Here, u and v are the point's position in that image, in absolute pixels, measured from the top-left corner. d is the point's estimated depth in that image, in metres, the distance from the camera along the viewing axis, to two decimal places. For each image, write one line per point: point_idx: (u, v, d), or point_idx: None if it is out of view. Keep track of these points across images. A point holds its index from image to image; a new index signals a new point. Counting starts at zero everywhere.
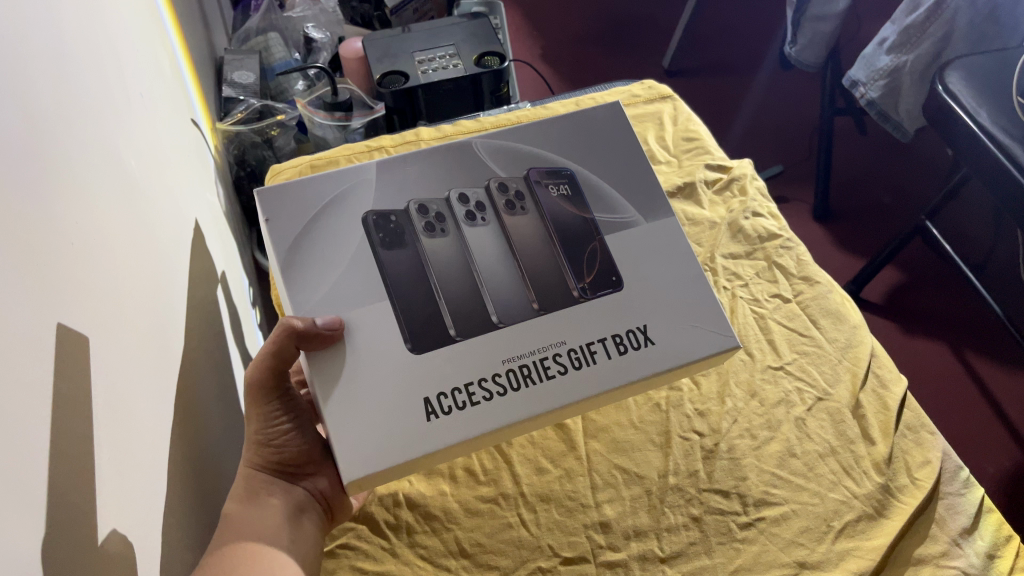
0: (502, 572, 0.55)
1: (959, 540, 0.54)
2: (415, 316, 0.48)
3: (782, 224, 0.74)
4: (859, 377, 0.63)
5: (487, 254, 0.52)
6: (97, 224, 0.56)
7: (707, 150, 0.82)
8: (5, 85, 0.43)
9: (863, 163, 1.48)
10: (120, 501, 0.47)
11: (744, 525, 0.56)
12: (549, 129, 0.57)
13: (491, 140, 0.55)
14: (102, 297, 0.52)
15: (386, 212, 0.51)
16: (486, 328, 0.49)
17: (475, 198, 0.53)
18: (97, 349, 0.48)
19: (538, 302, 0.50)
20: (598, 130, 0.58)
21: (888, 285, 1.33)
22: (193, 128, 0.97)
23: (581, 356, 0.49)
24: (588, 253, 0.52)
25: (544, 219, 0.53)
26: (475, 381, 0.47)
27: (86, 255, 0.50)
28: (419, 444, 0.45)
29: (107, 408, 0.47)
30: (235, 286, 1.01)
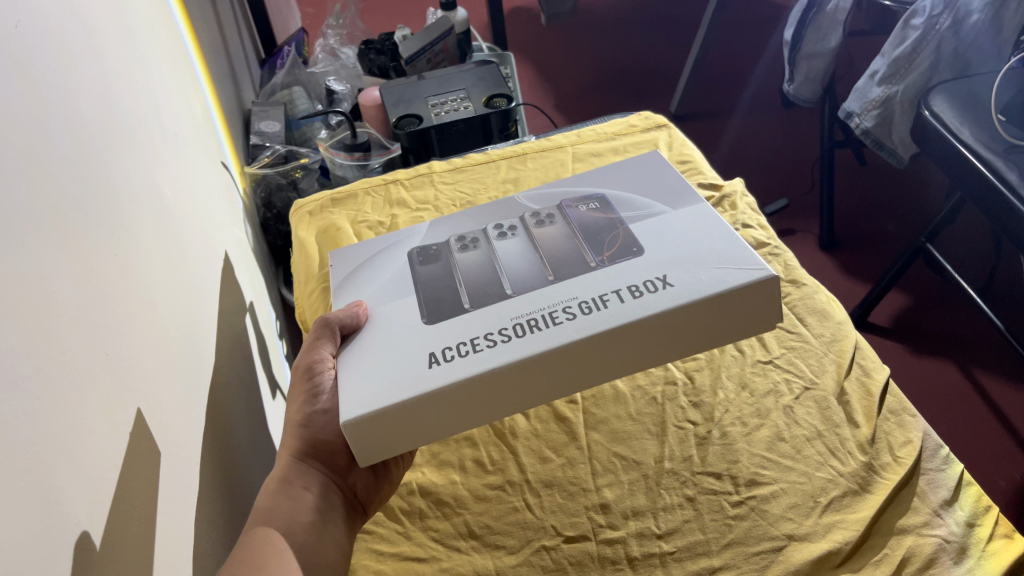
0: (508, 551, 0.58)
1: (940, 511, 0.57)
2: (433, 300, 0.55)
3: (771, 234, 0.79)
4: (843, 366, 0.66)
5: (511, 253, 0.59)
6: (129, 243, 0.62)
7: (699, 171, 0.89)
8: (36, 112, 0.50)
9: (865, 194, 1.53)
10: (128, 480, 0.51)
11: (735, 503, 0.59)
12: (583, 180, 0.67)
13: (530, 195, 0.67)
14: (123, 303, 0.57)
15: (429, 246, 0.63)
16: (501, 297, 0.53)
17: (509, 226, 0.63)
18: (109, 344, 0.53)
19: (553, 275, 0.54)
20: (629, 168, 0.68)
21: (895, 309, 1.36)
22: (223, 170, 1.04)
23: (592, 304, 0.50)
24: (609, 237, 0.57)
25: (570, 225, 0.61)
26: (481, 335, 0.50)
27: (105, 264, 0.55)
28: (419, 382, 0.47)
29: (115, 399, 0.52)
30: (263, 317, 1.07)
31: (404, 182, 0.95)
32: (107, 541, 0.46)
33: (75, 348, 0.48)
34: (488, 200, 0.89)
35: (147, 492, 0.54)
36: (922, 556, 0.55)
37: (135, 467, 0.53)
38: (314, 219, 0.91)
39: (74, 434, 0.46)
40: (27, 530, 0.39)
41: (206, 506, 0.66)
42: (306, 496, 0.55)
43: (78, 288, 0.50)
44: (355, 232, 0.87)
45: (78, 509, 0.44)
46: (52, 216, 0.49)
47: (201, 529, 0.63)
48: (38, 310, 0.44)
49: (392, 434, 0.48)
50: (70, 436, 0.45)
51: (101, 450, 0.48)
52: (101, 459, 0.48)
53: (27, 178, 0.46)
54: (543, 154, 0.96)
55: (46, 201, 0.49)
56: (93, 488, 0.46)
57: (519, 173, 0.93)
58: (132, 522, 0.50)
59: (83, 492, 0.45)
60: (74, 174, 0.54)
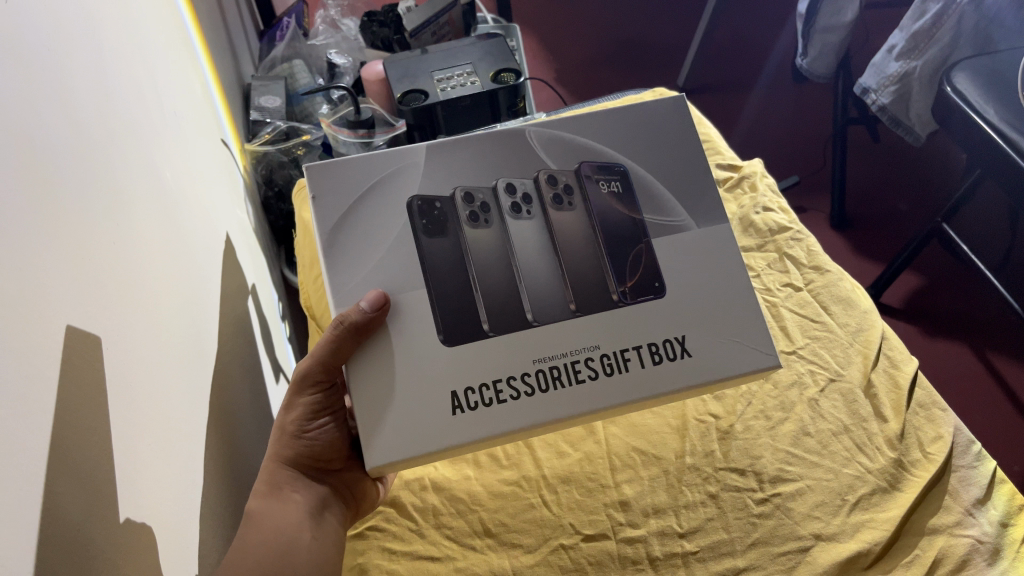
0: (525, 550, 0.56)
1: (973, 510, 0.56)
2: (448, 306, 0.51)
3: (793, 218, 0.77)
4: (870, 358, 0.64)
5: (528, 247, 0.54)
6: (128, 229, 0.59)
7: (718, 151, 0.86)
8: (28, 97, 0.47)
9: (878, 170, 1.50)
10: (132, 482, 0.49)
11: (760, 501, 0.57)
12: (605, 121, 0.58)
13: (545, 130, 0.57)
14: (122, 292, 0.54)
15: (432, 198, 0.53)
16: (521, 325, 0.51)
17: (523, 189, 0.55)
18: (109, 338, 0.50)
19: (575, 304, 0.52)
20: (659, 121, 0.58)
21: (908, 289, 1.34)
22: (223, 148, 1.01)
23: (613, 362, 0.51)
24: (632, 256, 0.54)
25: (591, 217, 0.55)
26: (504, 379, 0.50)
27: (103, 253, 0.52)
28: (442, 438, 0.49)
29: (116, 395, 0.49)
30: (265, 299, 1.05)
31: None
32: (107, 548, 0.44)
33: (76, 348, 0.45)
34: None
35: (150, 491, 0.52)
36: (954, 558, 0.54)
37: (139, 469, 0.50)
38: None
39: (74, 436, 0.43)
40: (25, 546, 0.37)
41: (212, 499, 0.64)
42: (308, 498, 0.54)
43: (76, 280, 0.47)
44: None
45: (76, 516, 0.42)
46: (49, 202, 0.46)
47: (207, 525, 0.61)
48: (34, 303, 0.42)
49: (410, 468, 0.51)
50: (68, 441, 0.43)
51: (102, 451, 0.46)
52: (102, 459, 0.46)
53: (21, 163, 0.44)
54: None
55: (42, 191, 0.46)
56: (94, 493, 0.44)
57: None
58: (134, 525, 0.48)
59: (81, 498, 0.43)
60: (70, 157, 0.51)
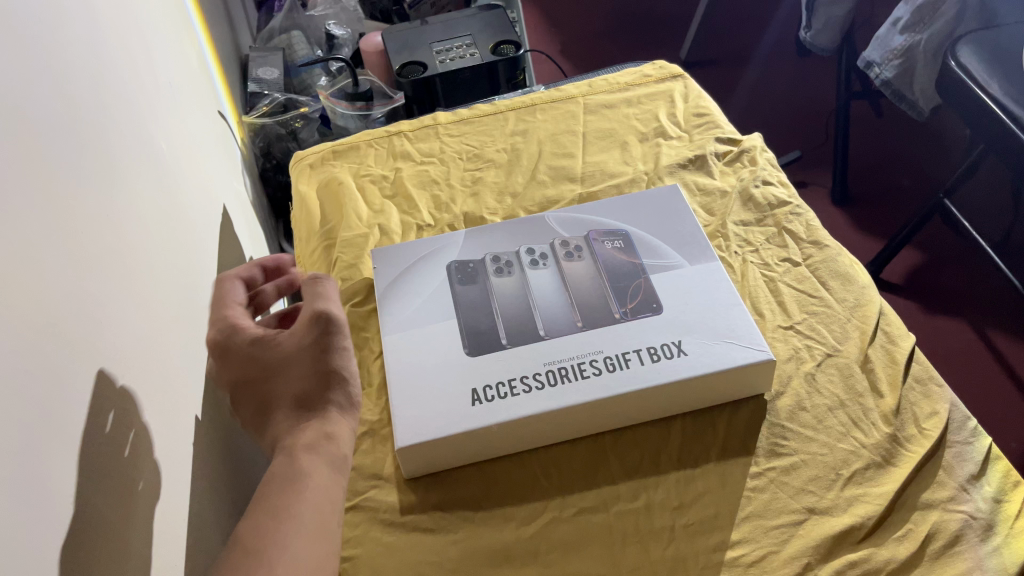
0: (518, 522, 0.56)
1: (967, 486, 0.55)
2: (474, 330, 0.62)
3: (792, 192, 0.76)
4: (867, 333, 0.64)
5: (543, 290, 0.64)
6: (121, 204, 0.59)
7: (717, 125, 0.86)
8: (21, 66, 0.46)
9: (880, 146, 1.49)
10: (126, 454, 0.49)
11: (754, 475, 0.57)
12: (611, 207, 0.73)
13: (562, 216, 0.72)
14: (114, 265, 0.54)
15: (467, 261, 0.68)
16: (534, 338, 0.61)
17: (540, 251, 0.68)
18: (102, 310, 0.50)
19: (581, 321, 0.62)
20: (657, 203, 0.72)
21: (909, 265, 1.34)
22: (220, 120, 1.00)
23: (616, 362, 0.59)
24: (633, 287, 0.64)
25: (597, 265, 0.66)
26: (518, 376, 0.59)
27: (94, 224, 0.52)
28: (463, 420, 0.57)
29: (107, 369, 0.49)
30: None
31: (408, 134, 0.92)
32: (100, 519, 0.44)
33: (68, 322, 0.45)
34: (496, 153, 0.87)
35: (143, 463, 0.51)
36: (948, 532, 0.53)
37: (131, 440, 0.50)
38: (315, 172, 0.89)
39: (68, 409, 0.43)
40: (20, 518, 0.37)
41: (207, 469, 0.64)
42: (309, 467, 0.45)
43: (68, 251, 0.47)
44: (358, 186, 0.85)
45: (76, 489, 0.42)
46: (41, 172, 0.46)
47: (203, 497, 0.61)
48: (26, 271, 0.42)
49: (432, 455, 0.57)
50: (62, 412, 0.42)
51: (95, 425, 0.46)
52: (94, 432, 0.45)
53: (13, 132, 0.43)
54: (553, 105, 0.93)
55: (36, 162, 0.45)
56: (89, 466, 0.44)
57: (528, 125, 0.90)
58: (129, 498, 0.48)
59: (77, 469, 0.43)
60: (64, 128, 0.51)
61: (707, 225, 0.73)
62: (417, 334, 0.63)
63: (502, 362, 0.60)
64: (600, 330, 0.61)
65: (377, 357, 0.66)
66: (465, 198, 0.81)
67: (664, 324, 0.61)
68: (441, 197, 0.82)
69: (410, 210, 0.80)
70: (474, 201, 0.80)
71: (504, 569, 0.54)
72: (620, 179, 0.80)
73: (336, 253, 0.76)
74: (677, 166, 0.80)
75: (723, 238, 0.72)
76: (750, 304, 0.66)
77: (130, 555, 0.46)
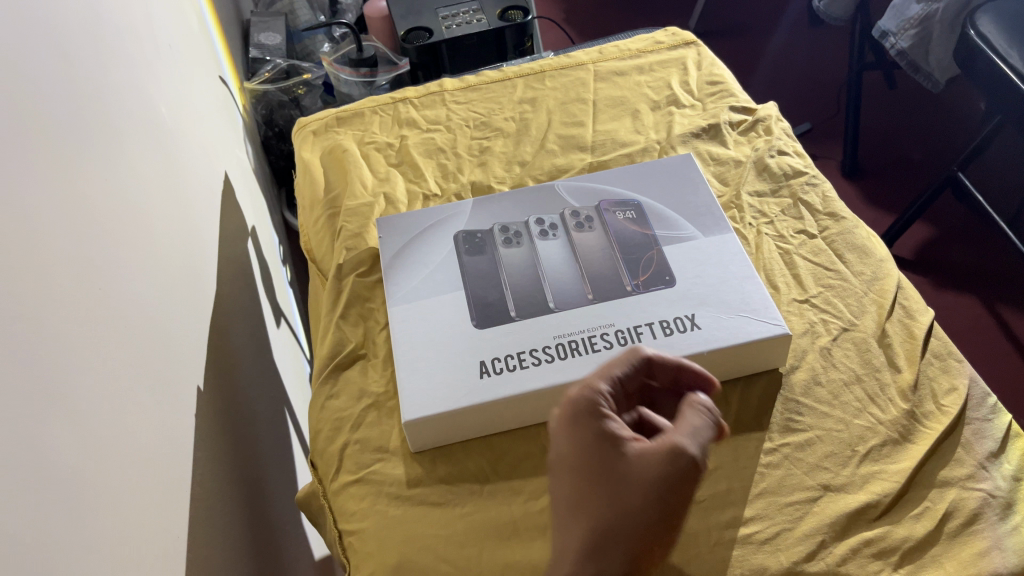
0: (526, 497, 0.55)
1: (986, 463, 0.54)
2: (482, 303, 0.61)
3: (808, 163, 0.75)
4: (885, 307, 0.62)
5: (553, 260, 0.63)
6: (117, 168, 0.57)
7: (731, 93, 0.84)
8: (12, 20, 0.45)
9: (891, 118, 1.47)
10: (123, 419, 0.48)
11: (768, 450, 0.56)
12: (622, 177, 0.71)
13: (571, 184, 0.70)
14: (110, 230, 0.53)
15: (474, 232, 0.67)
16: (544, 311, 0.60)
17: (550, 221, 0.66)
18: (98, 275, 0.48)
19: (592, 294, 0.60)
20: (671, 171, 0.71)
21: (920, 240, 1.32)
22: (221, 85, 0.98)
23: (627, 335, 0.57)
24: (645, 259, 0.62)
25: (608, 236, 0.64)
26: (527, 350, 0.57)
27: (88, 187, 0.50)
28: (471, 392, 0.56)
29: (103, 337, 0.48)
30: (266, 242, 1.03)
31: (413, 100, 0.90)
32: (99, 488, 0.43)
33: (65, 286, 0.44)
34: (504, 121, 0.85)
35: (142, 434, 0.50)
36: (965, 511, 0.52)
37: (129, 408, 0.49)
38: (319, 139, 0.87)
39: (66, 379, 0.42)
40: (19, 487, 0.35)
41: (207, 441, 0.63)
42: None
43: (64, 213, 0.46)
44: (363, 153, 0.83)
45: (75, 460, 0.41)
46: (32, 133, 0.44)
47: (203, 468, 0.60)
48: (18, 236, 0.40)
49: (440, 428, 0.56)
50: (61, 379, 0.41)
51: (93, 395, 0.45)
52: (92, 402, 0.44)
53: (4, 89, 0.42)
54: (563, 72, 0.90)
55: (29, 122, 0.44)
56: (88, 436, 0.43)
57: (537, 93, 0.88)
58: (127, 468, 0.47)
59: (78, 436, 0.42)
60: (57, 88, 0.49)
61: (721, 195, 0.72)
62: (423, 305, 0.62)
63: (510, 335, 0.58)
64: (611, 304, 0.60)
65: (383, 329, 0.65)
66: (472, 168, 0.79)
67: (676, 297, 0.59)
68: (448, 165, 0.80)
69: (415, 179, 0.79)
70: (481, 169, 0.79)
71: (513, 542, 0.53)
72: (632, 148, 0.78)
73: (340, 221, 0.74)
74: (690, 135, 0.78)
75: (737, 209, 0.71)
76: (765, 276, 0.64)
77: (128, 526, 0.45)
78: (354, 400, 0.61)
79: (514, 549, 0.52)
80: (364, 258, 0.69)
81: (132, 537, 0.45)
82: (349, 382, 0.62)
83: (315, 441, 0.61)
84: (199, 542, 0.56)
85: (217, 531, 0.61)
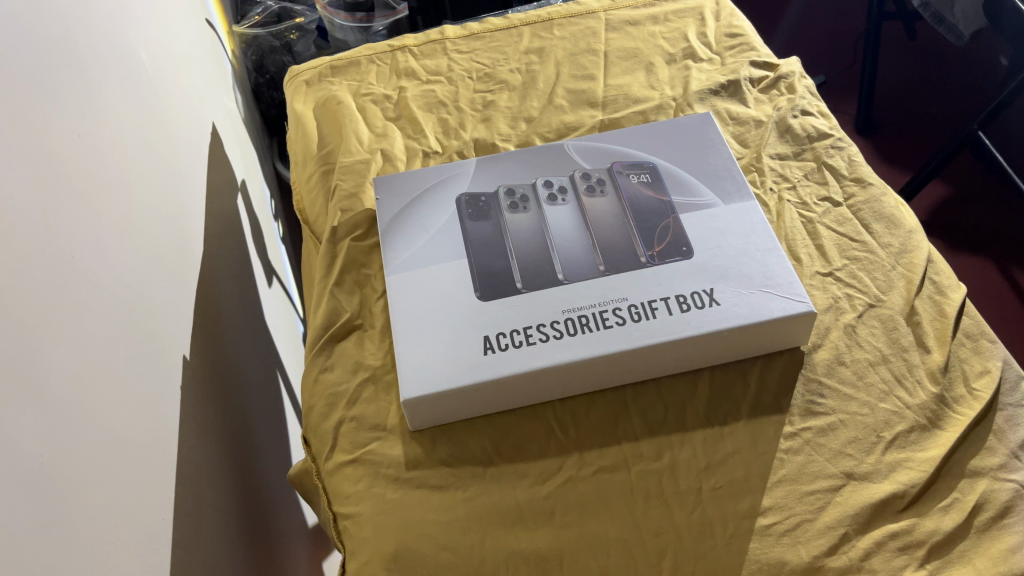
0: (532, 481, 0.52)
1: (1018, 453, 0.51)
2: (486, 274, 0.57)
3: (834, 124, 0.70)
4: (914, 283, 0.59)
5: (562, 227, 0.59)
6: (82, 121, 0.52)
7: (752, 47, 0.79)
8: None
9: (908, 73, 1.42)
10: (94, 399, 0.45)
11: (789, 435, 0.52)
12: (636, 136, 0.66)
13: (581, 143, 0.66)
14: (74, 190, 0.48)
15: (477, 194, 0.62)
16: (552, 282, 0.56)
17: (559, 184, 0.62)
18: (54, 241, 0.45)
19: (604, 265, 0.56)
20: (689, 131, 0.66)
21: (934, 200, 1.28)
22: (208, 29, 0.93)
23: (641, 311, 0.54)
24: (661, 228, 0.58)
25: (621, 202, 0.60)
26: (534, 325, 0.54)
27: (42, 148, 0.46)
28: (474, 371, 0.52)
29: (62, 309, 0.44)
30: (256, 195, 0.98)
31: (413, 48, 0.85)
32: (64, 477, 0.40)
33: (11, 255, 0.40)
34: (509, 73, 0.80)
35: (118, 410, 0.47)
36: (996, 503, 0.49)
37: (101, 386, 0.46)
38: (312, 90, 0.82)
39: (15, 359, 0.38)
40: None
41: (194, 412, 0.59)
42: None
43: (10, 174, 0.41)
44: (358, 106, 0.78)
45: (30, 450, 0.38)
46: None
47: (189, 443, 0.57)
48: None
49: (440, 407, 0.53)
50: (9, 359, 0.38)
51: (49, 374, 0.41)
52: (49, 382, 0.41)
53: None
54: (572, 20, 0.85)
55: None
56: (47, 421, 0.40)
57: (545, 43, 0.83)
58: (101, 451, 0.44)
59: (33, 424, 0.38)
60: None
61: (740, 158, 0.68)
62: (423, 274, 0.58)
63: (516, 309, 0.55)
64: (624, 276, 0.56)
65: (380, 297, 0.61)
66: (475, 123, 0.74)
67: (694, 270, 0.56)
68: (449, 120, 0.75)
69: (415, 135, 0.74)
70: (485, 125, 0.74)
71: (517, 530, 0.50)
72: (645, 105, 0.73)
73: (335, 179, 0.69)
74: (708, 92, 0.73)
75: (757, 173, 0.67)
76: (786, 247, 0.61)
77: (104, 509, 0.43)
78: (350, 374, 0.58)
79: (518, 537, 0.50)
80: (360, 220, 0.65)
81: (108, 522, 0.43)
82: (345, 355, 0.59)
83: (308, 416, 0.58)
84: (187, 523, 0.53)
85: (206, 509, 0.58)
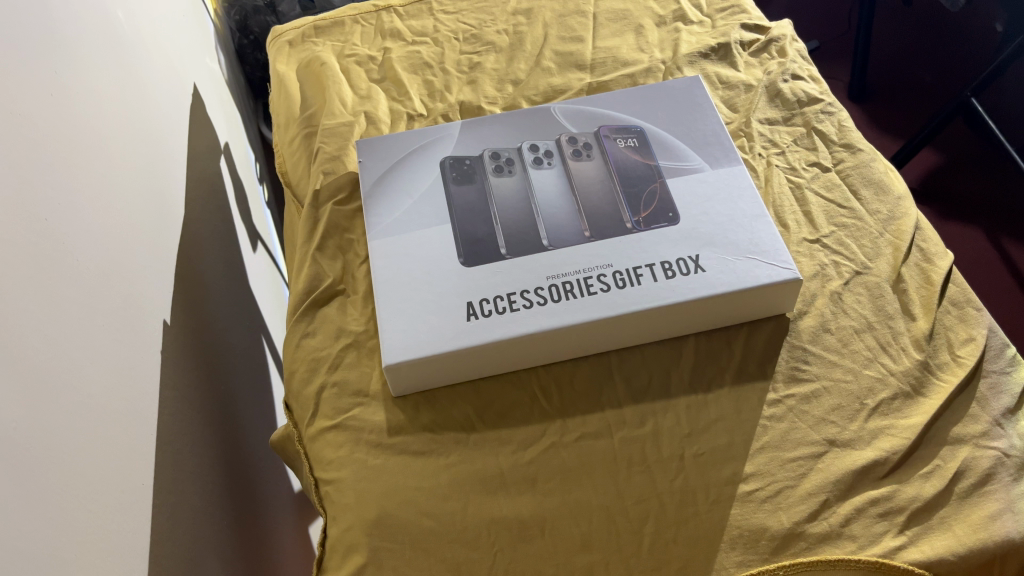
0: (514, 448, 0.52)
1: (1001, 421, 0.51)
2: (470, 239, 0.56)
3: (824, 89, 0.69)
4: (901, 250, 0.58)
5: (548, 191, 0.58)
6: (55, 80, 0.51)
7: (743, 10, 0.77)
8: None
9: (902, 40, 1.41)
10: (69, 364, 0.44)
11: (772, 402, 0.52)
12: (623, 100, 0.65)
13: (568, 107, 0.65)
14: (46, 150, 0.47)
15: (462, 158, 0.61)
16: (536, 248, 0.55)
17: (544, 148, 0.61)
18: (27, 203, 0.43)
19: (589, 231, 0.56)
20: (678, 94, 0.65)
21: (924, 168, 1.28)
22: None
23: (626, 277, 0.53)
24: (647, 193, 0.57)
25: (607, 166, 0.60)
26: (517, 292, 0.53)
27: (13, 106, 0.45)
28: (456, 338, 0.51)
29: (35, 273, 0.43)
30: (240, 158, 0.97)
31: (398, 9, 0.83)
32: (39, 445, 0.39)
33: None
34: (496, 34, 0.78)
35: (94, 375, 0.46)
36: (978, 471, 0.49)
37: (77, 352, 0.45)
38: (295, 51, 0.81)
39: None
40: None
41: (175, 378, 0.59)
42: None
43: None
44: (342, 68, 0.76)
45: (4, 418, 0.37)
46: None
47: (170, 408, 0.56)
48: None
49: (421, 373, 0.52)
50: None
51: (20, 341, 0.40)
52: (23, 350, 0.40)
53: None
54: None
55: None
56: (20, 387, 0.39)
57: (533, 4, 0.81)
58: (78, 417, 0.43)
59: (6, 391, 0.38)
60: None
61: (729, 122, 0.67)
62: (406, 239, 0.57)
63: (500, 275, 0.54)
64: (609, 242, 0.55)
65: (363, 262, 0.60)
66: (461, 86, 0.73)
67: (680, 236, 0.55)
68: (434, 82, 0.74)
69: (399, 97, 0.73)
70: (470, 88, 0.73)
71: (499, 497, 0.50)
72: (634, 68, 0.72)
73: (317, 142, 0.68)
74: (698, 55, 0.72)
75: (746, 137, 0.66)
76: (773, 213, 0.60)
77: (82, 477, 0.42)
78: (332, 340, 0.57)
79: (500, 504, 0.49)
80: (343, 184, 0.64)
81: (87, 489, 0.42)
82: (327, 320, 0.58)
83: (290, 382, 0.57)
84: (167, 489, 0.53)
85: (188, 475, 0.57)
